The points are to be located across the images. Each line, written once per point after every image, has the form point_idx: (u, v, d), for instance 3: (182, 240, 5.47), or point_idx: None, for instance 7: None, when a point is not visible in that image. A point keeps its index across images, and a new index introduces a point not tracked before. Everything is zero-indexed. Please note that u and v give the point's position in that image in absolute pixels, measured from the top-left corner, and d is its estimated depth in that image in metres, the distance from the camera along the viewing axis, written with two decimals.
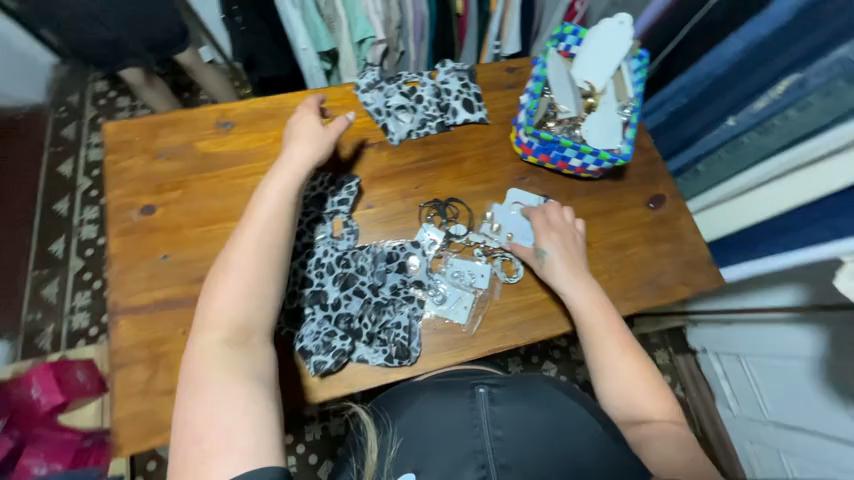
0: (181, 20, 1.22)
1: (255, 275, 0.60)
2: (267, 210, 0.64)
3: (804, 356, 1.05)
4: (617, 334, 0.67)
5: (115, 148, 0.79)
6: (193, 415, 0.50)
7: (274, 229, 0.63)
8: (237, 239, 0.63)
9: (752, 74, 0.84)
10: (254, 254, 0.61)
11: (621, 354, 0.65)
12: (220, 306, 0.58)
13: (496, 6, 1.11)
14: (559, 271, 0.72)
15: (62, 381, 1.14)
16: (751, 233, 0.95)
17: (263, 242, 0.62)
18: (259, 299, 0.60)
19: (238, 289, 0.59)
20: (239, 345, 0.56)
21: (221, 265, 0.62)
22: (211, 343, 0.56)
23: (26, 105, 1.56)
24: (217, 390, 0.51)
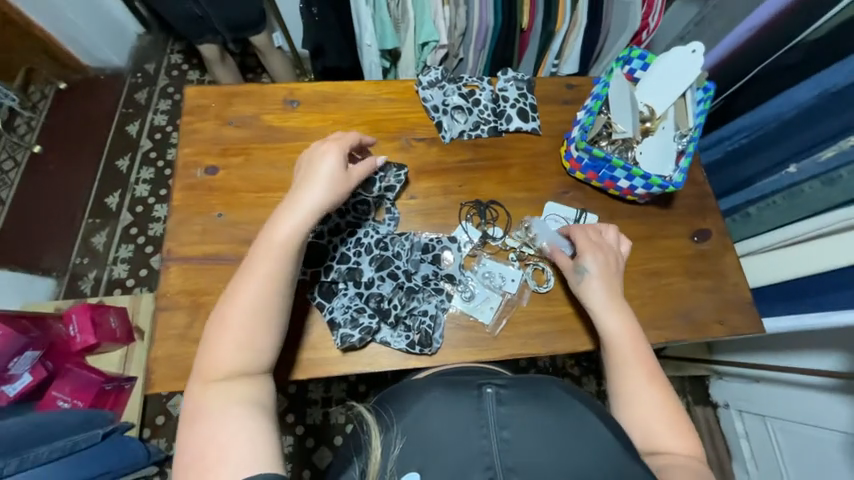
0: (262, 5, 1.31)
1: (252, 320, 0.58)
2: (268, 255, 0.61)
3: (839, 428, 0.98)
4: (646, 364, 0.65)
5: (190, 111, 0.86)
6: (195, 434, 0.51)
7: (274, 276, 0.60)
8: (235, 286, 0.60)
9: (823, 121, 0.81)
10: (250, 303, 0.59)
11: (647, 387, 0.63)
12: (221, 336, 0.58)
13: (562, 26, 1.13)
14: (593, 298, 0.70)
15: (97, 325, 1.23)
16: (799, 286, 0.90)
17: (263, 288, 0.59)
18: (256, 339, 0.58)
19: (239, 322, 0.58)
20: (237, 380, 0.56)
21: (219, 309, 0.60)
22: (209, 381, 0.56)
23: (108, 67, 1.69)
24: (217, 414, 0.52)
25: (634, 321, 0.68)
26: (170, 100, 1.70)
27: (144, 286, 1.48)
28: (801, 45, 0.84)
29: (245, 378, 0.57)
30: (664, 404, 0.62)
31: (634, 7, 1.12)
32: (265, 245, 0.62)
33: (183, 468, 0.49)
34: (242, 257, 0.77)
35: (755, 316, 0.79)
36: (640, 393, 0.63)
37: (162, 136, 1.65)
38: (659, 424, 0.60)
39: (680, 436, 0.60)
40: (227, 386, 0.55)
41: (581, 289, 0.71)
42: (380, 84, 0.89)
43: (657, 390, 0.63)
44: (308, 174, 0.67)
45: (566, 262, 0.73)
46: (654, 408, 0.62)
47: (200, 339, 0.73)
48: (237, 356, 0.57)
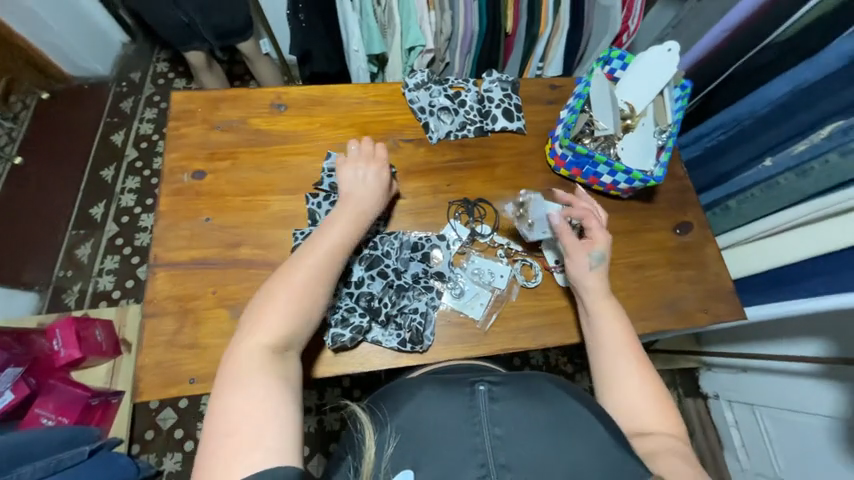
0: (249, 12, 1.31)
1: (308, 302, 0.60)
2: (329, 243, 0.65)
3: (825, 413, 1.01)
4: (635, 349, 0.65)
5: (177, 116, 0.86)
6: (224, 413, 0.50)
7: (331, 264, 0.63)
8: (294, 264, 0.62)
9: (795, 116, 0.84)
10: (307, 286, 0.61)
11: (638, 371, 0.63)
12: (272, 318, 0.58)
13: (545, 30, 1.16)
14: (593, 283, 0.69)
15: (82, 338, 1.19)
16: (778, 275, 0.94)
17: (320, 274, 0.62)
18: (305, 323, 0.60)
19: (292, 306, 0.59)
20: (277, 359, 0.56)
21: (273, 285, 0.61)
22: (253, 352, 0.55)
23: (92, 77, 1.67)
24: (255, 392, 0.52)
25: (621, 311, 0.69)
26: (155, 108, 1.68)
27: (131, 297, 1.45)
28: (773, 44, 0.88)
29: (286, 358, 0.57)
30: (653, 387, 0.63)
31: (614, 11, 1.15)
32: (323, 233, 0.66)
33: (211, 449, 0.48)
34: (230, 261, 0.77)
35: (737, 304, 0.82)
36: (629, 377, 0.63)
37: (148, 145, 1.64)
38: (645, 403, 0.61)
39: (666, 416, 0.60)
40: (270, 363, 0.55)
41: (592, 278, 0.69)
42: (367, 86, 0.90)
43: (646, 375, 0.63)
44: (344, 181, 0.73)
45: (579, 246, 0.71)
46: (641, 393, 0.62)
47: (188, 345, 0.72)
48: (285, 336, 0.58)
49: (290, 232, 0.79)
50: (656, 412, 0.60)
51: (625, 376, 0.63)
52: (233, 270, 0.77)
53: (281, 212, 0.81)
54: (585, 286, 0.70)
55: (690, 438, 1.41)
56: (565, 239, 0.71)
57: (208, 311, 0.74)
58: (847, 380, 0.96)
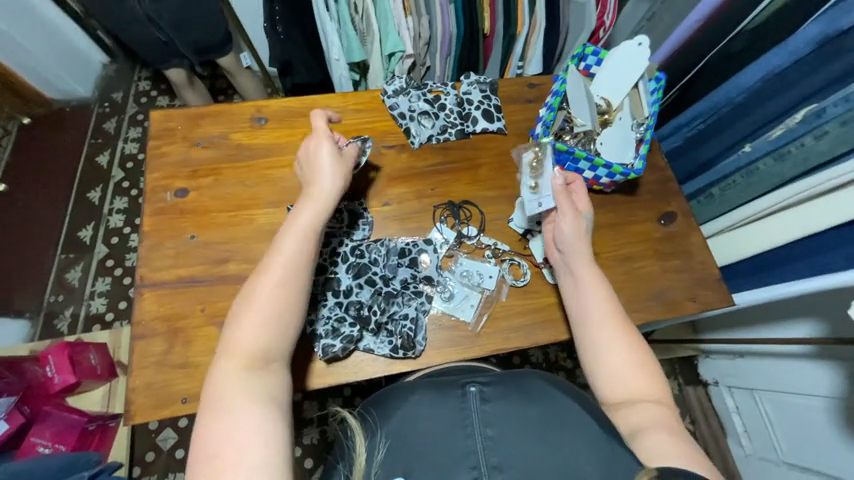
0: (228, 27, 1.31)
1: (275, 308, 0.59)
2: (291, 241, 0.64)
3: (822, 394, 1.02)
4: (616, 313, 0.65)
5: (157, 135, 0.86)
6: (209, 431, 0.50)
7: (297, 264, 0.62)
8: (258, 273, 0.62)
9: (770, 102, 0.86)
10: (275, 292, 0.60)
11: (623, 338, 0.63)
12: (246, 332, 0.57)
13: (522, 29, 1.17)
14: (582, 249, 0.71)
15: (75, 362, 1.17)
16: (764, 260, 0.95)
17: (285, 276, 0.61)
18: (276, 325, 0.59)
19: (264, 317, 0.58)
20: (258, 371, 0.56)
21: (241, 301, 0.60)
22: (229, 369, 0.55)
23: (73, 99, 1.66)
24: (235, 407, 0.52)
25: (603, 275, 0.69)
26: (139, 127, 1.67)
27: (123, 319, 1.44)
28: (743, 32, 0.90)
29: (265, 367, 0.57)
30: (639, 352, 0.63)
31: (589, 7, 1.17)
32: (285, 234, 0.64)
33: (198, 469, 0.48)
34: (218, 277, 0.77)
35: (725, 290, 0.83)
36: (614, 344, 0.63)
37: (134, 164, 1.62)
38: (630, 370, 0.61)
39: (653, 385, 0.60)
40: (250, 375, 0.55)
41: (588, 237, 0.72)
42: (347, 95, 0.91)
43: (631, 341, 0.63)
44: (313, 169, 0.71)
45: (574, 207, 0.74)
46: (625, 361, 0.62)
47: (179, 364, 0.71)
48: (257, 344, 0.57)
49: None
50: (645, 384, 0.60)
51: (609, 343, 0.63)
52: (221, 286, 0.76)
53: (267, 226, 0.80)
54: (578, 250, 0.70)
55: (692, 425, 1.45)
56: (563, 200, 0.72)
57: (198, 330, 0.73)
58: (840, 359, 0.97)
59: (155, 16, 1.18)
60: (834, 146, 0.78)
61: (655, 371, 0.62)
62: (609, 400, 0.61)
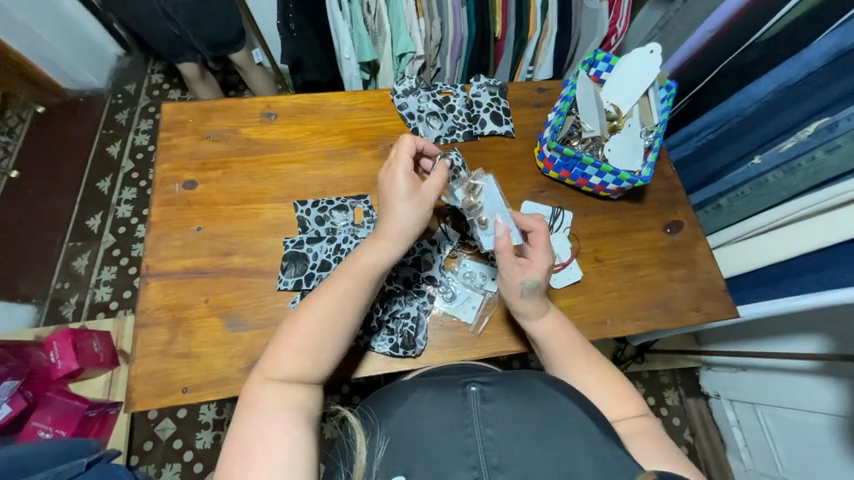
0: (241, 23, 1.32)
1: (320, 338, 0.59)
2: (350, 278, 0.62)
3: (825, 411, 1.01)
4: (578, 349, 0.66)
5: (168, 127, 0.87)
6: (242, 428, 0.52)
7: (351, 304, 0.61)
8: (310, 300, 0.61)
9: (781, 114, 0.85)
10: (323, 326, 0.59)
11: (588, 366, 0.65)
12: (289, 354, 0.58)
13: (534, 34, 1.17)
14: (524, 309, 0.67)
15: (79, 349, 1.18)
16: (771, 272, 0.94)
17: (340, 307, 0.60)
18: (318, 350, 0.59)
19: (309, 342, 0.59)
20: (296, 386, 0.57)
21: (288, 322, 0.60)
22: (269, 382, 0.56)
23: (88, 89, 1.68)
24: (267, 410, 0.53)
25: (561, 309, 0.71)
26: (151, 119, 1.69)
27: (128, 308, 1.45)
28: (757, 43, 0.90)
29: (302, 384, 0.58)
30: (608, 378, 0.64)
31: (602, 13, 1.17)
32: (345, 270, 0.62)
33: (225, 464, 0.49)
34: (222, 269, 0.77)
35: (729, 302, 0.82)
36: (576, 373, 0.64)
37: (144, 156, 1.64)
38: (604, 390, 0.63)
39: (627, 402, 0.62)
40: (284, 387, 0.56)
41: (525, 301, 0.67)
42: (357, 94, 0.91)
43: (597, 367, 0.65)
44: (386, 196, 0.65)
45: (517, 267, 0.67)
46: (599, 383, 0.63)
47: (181, 354, 0.72)
48: (295, 366, 0.57)
49: (281, 240, 0.80)
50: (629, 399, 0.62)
51: (570, 373, 0.65)
52: (226, 278, 0.77)
53: (272, 220, 0.81)
54: (519, 310, 0.68)
55: (692, 439, 1.42)
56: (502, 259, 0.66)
57: (200, 320, 0.74)
58: (845, 376, 0.96)
59: (170, 10, 1.19)
60: (844, 160, 0.77)
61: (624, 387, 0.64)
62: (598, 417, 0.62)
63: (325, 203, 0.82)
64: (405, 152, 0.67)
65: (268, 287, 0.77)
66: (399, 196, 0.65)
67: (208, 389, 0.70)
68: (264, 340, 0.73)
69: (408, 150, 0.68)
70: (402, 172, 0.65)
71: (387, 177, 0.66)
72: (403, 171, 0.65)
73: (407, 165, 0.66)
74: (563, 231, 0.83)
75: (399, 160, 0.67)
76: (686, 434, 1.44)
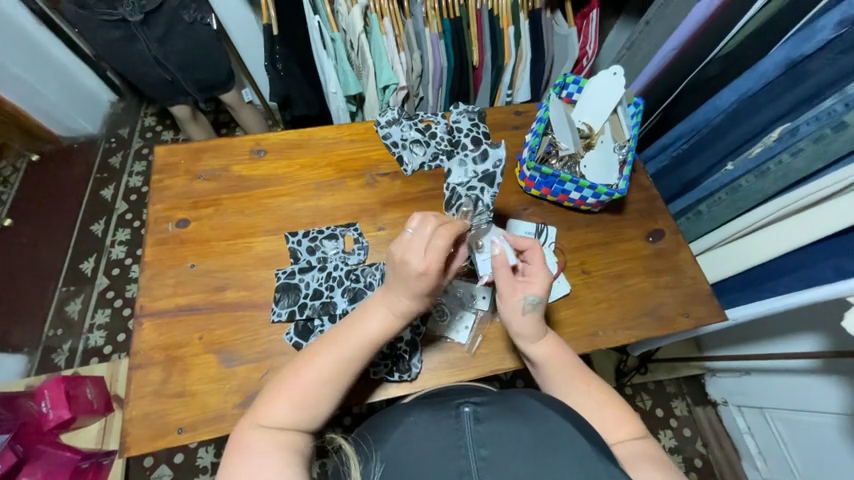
0: (230, 65, 1.38)
1: (321, 390, 0.59)
2: (355, 341, 0.61)
3: (832, 410, 1.00)
4: (576, 373, 0.66)
5: (160, 170, 0.89)
6: (236, 468, 0.52)
7: (349, 368, 0.61)
8: (311, 353, 0.61)
9: (745, 123, 0.90)
10: (320, 385, 0.59)
11: (582, 391, 0.64)
12: (282, 405, 0.57)
13: (509, 60, 1.23)
14: (523, 331, 0.68)
15: (72, 397, 1.16)
16: (755, 274, 0.96)
17: (337, 366, 0.60)
18: (315, 403, 0.59)
19: (304, 396, 0.58)
20: (289, 431, 0.57)
21: (289, 368, 0.61)
22: (260, 428, 0.56)
23: (81, 136, 1.72)
24: (260, 451, 0.53)
25: (560, 342, 0.70)
26: (144, 161, 1.72)
27: (122, 351, 1.43)
28: (718, 57, 0.95)
29: (296, 430, 0.57)
30: (604, 401, 0.64)
31: (572, 38, 1.26)
32: (352, 332, 0.62)
33: None
34: (215, 305, 0.78)
35: (716, 305, 0.83)
36: (569, 398, 0.64)
37: (137, 197, 1.66)
38: (600, 410, 0.63)
39: (622, 423, 0.61)
40: (278, 431, 0.56)
41: (520, 322, 0.67)
42: (342, 127, 0.95)
43: (591, 389, 0.65)
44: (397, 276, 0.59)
45: (516, 285, 0.67)
46: (595, 404, 0.63)
47: (176, 394, 0.71)
48: (289, 414, 0.57)
49: (273, 271, 0.81)
50: (625, 415, 0.62)
51: (564, 394, 0.65)
52: (219, 314, 0.77)
53: (265, 253, 0.82)
54: (519, 332, 0.68)
55: (704, 449, 1.41)
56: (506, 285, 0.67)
57: (196, 358, 0.74)
58: (845, 373, 0.96)
59: (161, 57, 1.25)
60: (810, 161, 0.81)
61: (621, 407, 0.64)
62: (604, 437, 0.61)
63: (316, 232, 0.84)
64: (441, 245, 0.57)
65: (261, 320, 0.77)
66: (409, 282, 0.58)
67: (204, 427, 0.69)
68: (259, 374, 0.73)
69: (441, 239, 0.58)
70: (419, 262, 0.57)
71: (403, 259, 0.58)
72: (423, 260, 0.57)
73: (440, 257, 0.58)
74: (549, 245, 0.86)
75: (429, 250, 0.57)
76: (698, 445, 1.42)
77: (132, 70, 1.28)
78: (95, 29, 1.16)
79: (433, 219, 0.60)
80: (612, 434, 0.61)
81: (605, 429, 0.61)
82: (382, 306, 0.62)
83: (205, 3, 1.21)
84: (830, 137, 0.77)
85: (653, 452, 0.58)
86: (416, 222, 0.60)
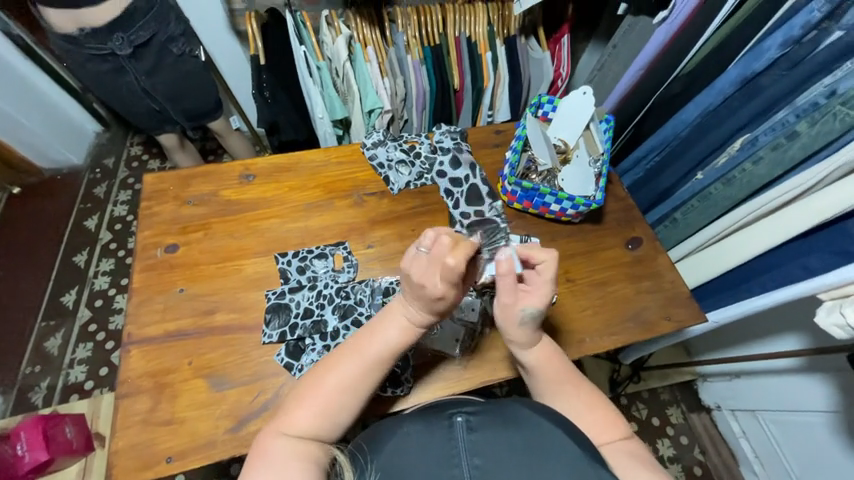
0: (217, 95, 1.41)
1: (341, 399, 0.60)
2: (374, 351, 0.62)
3: (821, 409, 1.02)
4: (571, 377, 0.68)
5: (149, 197, 0.90)
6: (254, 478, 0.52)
7: (369, 376, 0.61)
8: (333, 361, 0.62)
9: (709, 134, 0.96)
10: (342, 393, 0.60)
11: (575, 395, 0.65)
12: (305, 413, 0.58)
13: (488, 83, 1.30)
14: (516, 337, 0.68)
15: (49, 437, 1.10)
16: (733, 276, 0.99)
17: (358, 375, 0.61)
18: (337, 413, 0.60)
19: (326, 405, 0.59)
20: (309, 441, 0.57)
21: (309, 377, 0.62)
22: (281, 438, 0.57)
23: (65, 167, 1.72)
24: (278, 462, 0.54)
25: (554, 346, 0.71)
26: (130, 190, 1.72)
27: (104, 386, 1.39)
28: (681, 76, 1.02)
29: (315, 440, 0.58)
30: (597, 404, 0.65)
31: (546, 62, 1.34)
32: (372, 341, 0.62)
33: None
34: (205, 329, 0.77)
35: (696, 308, 0.86)
36: (565, 402, 0.65)
37: (122, 226, 1.65)
38: (592, 413, 0.63)
39: (614, 426, 0.63)
40: (299, 440, 0.57)
41: (521, 332, 0.67)
42: (329, 150, 0.98)
43: (584, 394, 0.66)
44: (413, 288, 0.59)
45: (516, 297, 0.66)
46: (588, 407, 0.64)
47: (164, 422, 0.70)
48: (311, 423, 0.58)
49: (263, 293, 0.81)
50: (615, 418, 0.64)
51: (560, 398, 0.66)
52: (209, 338, 0.77)
53: (254, 274, 0.83)
54: (512, 339, 0.68)
55: (702, 456, 1.41)
56: (506, 298, 0.65)
57: (185, 383, 0.73)
58: (828, 371, 0.99)
59: (149, 88, 1.27)
60: (770, 168, 0.88)
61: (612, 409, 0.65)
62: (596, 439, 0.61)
63: (305, 252, 0.86)
64: (455, 265, 0.55)
65: (251, 342, 0.77)
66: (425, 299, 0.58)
67: (194, 455, 0.68)
68: (250, 397, 0.72)
69: (457, 264, 0.55)
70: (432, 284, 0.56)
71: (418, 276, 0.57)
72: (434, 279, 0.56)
73: (454, 284, 0.57)
74: None
75: (441, 272, 0.56)
76: (695, 453, 1.42)
77: (119, 100, 1.31)
78: (83, 63, 1.18)
79: (448, 241, 0.57)
80: (600, 436, 0.61)
81: (594, 432, 0.62)
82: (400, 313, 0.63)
83: (193, 37, 1.25)
84: (785, 145, 0.84)
85: (641, 452, 0.60)
86: (428, 237, 0.60)
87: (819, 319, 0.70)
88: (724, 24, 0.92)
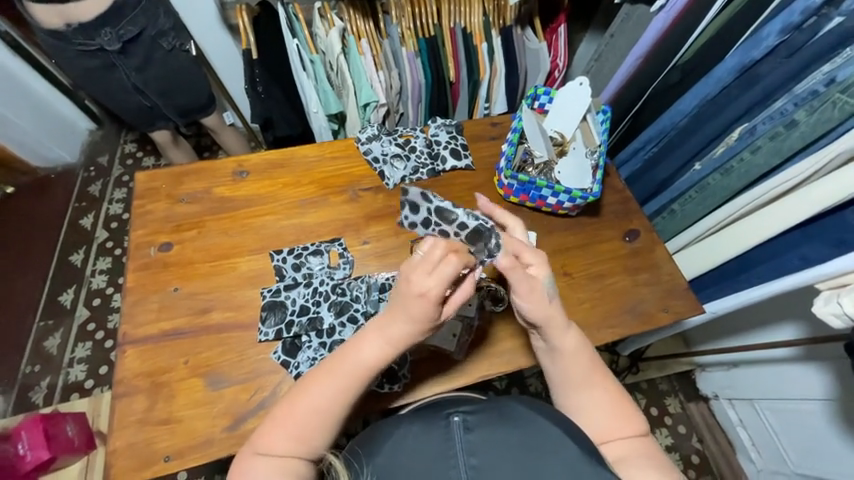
0: (210, 91, 1.39)
1: (318, 419, 0.58)
2: (354, 371, 0.59)
3: (818, 398, 1.03)
4: (591, 371, 0.66)
5: (141, 195, 0.89)
6: None
7: (343, 396, 0.59)
8: (309, 381, 0.60)
9: (706, 124, 0.95)
10: (316, 414, 0.59)
11: (588, 391, 0.65)
12: (280, 434, 0.58)
13: (485, 75, 1.28)
14: (553, 316, 0.64)
15: (50, 437, 1.10)
16: (731, 266, 0.99)
17: (336, 395, 0.59)
18: (313, 433, 0.58)
19: (302, 427, 0.58)
20: (285, 462, 0.57)
21: (292, 393, 0.61)
22: (262, 457, 0.57)
23: (58, 166, 1.69)
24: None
25: (586, 340, 0.67)
26: (125, 188, 1.70)
27: (104, 385, 1.39)
28: (677, 66, 1.01)
29: (294, 459, 0.57)
30: (608, 400, 0.64)
31: (542, 52, 1.30)
32: (349, 361, 0.60)
33: None
34: (200, 327, 0.77)
35: (693, 299, 0.86)
36: (578, 397, 0.64)
37: (118, 225, 1.64)
38: (598, 409, 0.63)
39: (621, 423, 0.62)
40: (278, 458, 0.57)
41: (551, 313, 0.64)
42: (324, 145, 0.97)
43: (598, 390, 0.65)
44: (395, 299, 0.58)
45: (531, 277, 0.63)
46: (598, 402, 0.64)
47: (161, 421, 0.70)
48: (286, 445, 0.57)
49: (258, 290, 0.81)
50: (621, 414, 0.63)
51: (573, 394, 0.65)
52: (204, 337, 0.76)
53: (249, 272, 0.82)
54: (549, 323, 0.64)
55: (700, 445, 1.42)
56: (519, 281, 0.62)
57: (181, 383, 0.73)
58: (825, 359, 0.99)
59: (140, 85, 1.25)
60: (768, 158, 0.87)
61: (625, 405, 0.64)
62: (597, 436, 0.62)
63: (300, 249, 0.85)
64: (448, 271, 0.54)
65: (248, 340, 0.76)
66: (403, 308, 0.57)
67: (192, 454, 0.68)
68: (247, 395, 0.72)
69: (454, 268, 0.54)
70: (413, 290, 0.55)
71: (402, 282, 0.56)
72: (416, 287, 0.54)
73: (443, 284, 0.54)
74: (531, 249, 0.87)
75: (431, 270, 0.54)
76: (694, 442, 1.43)
77: (111, 97, 1.29)
78: (70, 58, 1.16)
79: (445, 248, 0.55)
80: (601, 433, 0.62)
81: (595, 429, 0.62)
82: (380, 331, 0.60)
83: (183, 30, 1.22)
84: (783, 134, 0.83)
85: (642, 448, 0.60)
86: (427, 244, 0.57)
87: (815, 309, 0.70)
88: (720, 13, 0.90)
